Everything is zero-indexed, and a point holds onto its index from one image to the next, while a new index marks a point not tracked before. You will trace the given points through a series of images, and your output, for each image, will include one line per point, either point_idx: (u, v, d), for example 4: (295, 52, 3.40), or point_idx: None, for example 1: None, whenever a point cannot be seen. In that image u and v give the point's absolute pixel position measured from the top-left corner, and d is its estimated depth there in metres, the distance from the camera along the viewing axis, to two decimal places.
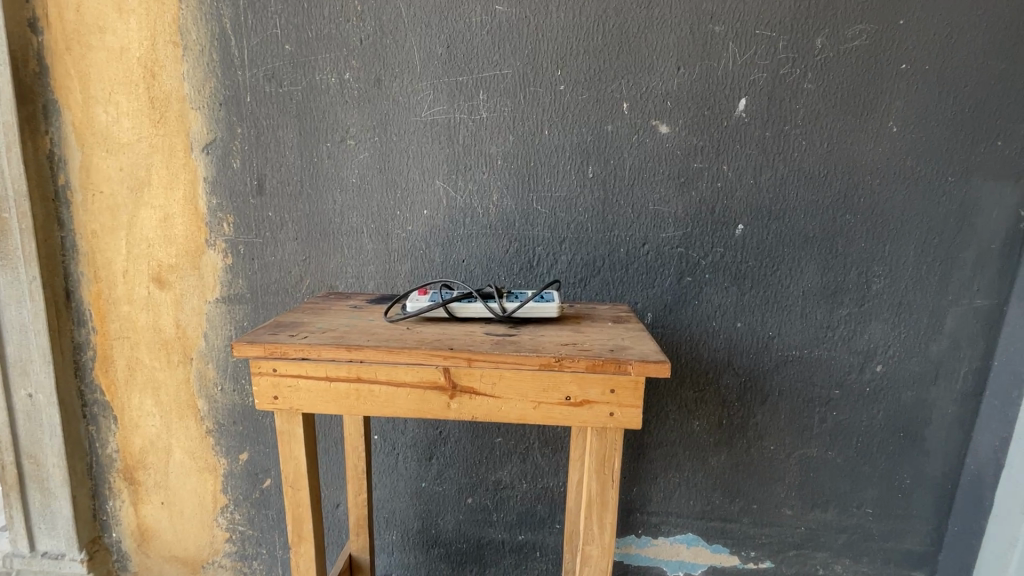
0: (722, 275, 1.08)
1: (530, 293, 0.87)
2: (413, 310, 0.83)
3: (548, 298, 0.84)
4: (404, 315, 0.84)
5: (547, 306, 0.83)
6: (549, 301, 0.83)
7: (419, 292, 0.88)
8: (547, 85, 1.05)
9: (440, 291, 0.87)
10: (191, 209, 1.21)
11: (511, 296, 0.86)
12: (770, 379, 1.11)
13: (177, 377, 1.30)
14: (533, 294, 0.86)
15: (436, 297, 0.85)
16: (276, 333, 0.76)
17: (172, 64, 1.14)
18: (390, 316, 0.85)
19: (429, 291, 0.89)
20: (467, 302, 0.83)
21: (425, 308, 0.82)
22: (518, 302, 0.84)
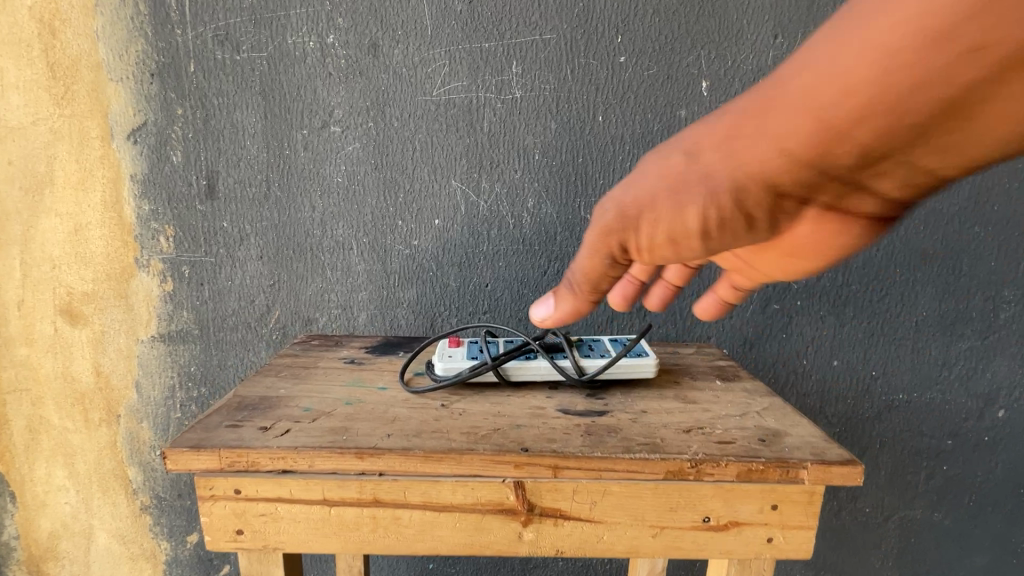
0: (817, 302, 0.86)
1: (611, 344, 0.62)
2: (451, 374, 0.56)
3: (640, 352, 0.60)
4: (435, 381, 0.57)
5: (643, 364, 0.58)
6: (643, 356, 0.59)
7: (451, 344, 0.62)
8: (602, 57, 0.80)
9: (482, 342, 0.61)
10: (113, 218, 0.89)
11: (587, 349, 0.61)
12: (872, 428, 0.89)
13: (99, 440, 0.97)
14: (615, 346, 0.62)
15: (479, 353, 0.59)
16: (239, 425, 0.48)
17: (81, 18, 0.82)
18: (415, 384, 0.58)
19: (463, 341, 0.62)
20: (527, 360, 0.58)
21: (468, 370, 0.56)
22: (600, 359, 0.59)
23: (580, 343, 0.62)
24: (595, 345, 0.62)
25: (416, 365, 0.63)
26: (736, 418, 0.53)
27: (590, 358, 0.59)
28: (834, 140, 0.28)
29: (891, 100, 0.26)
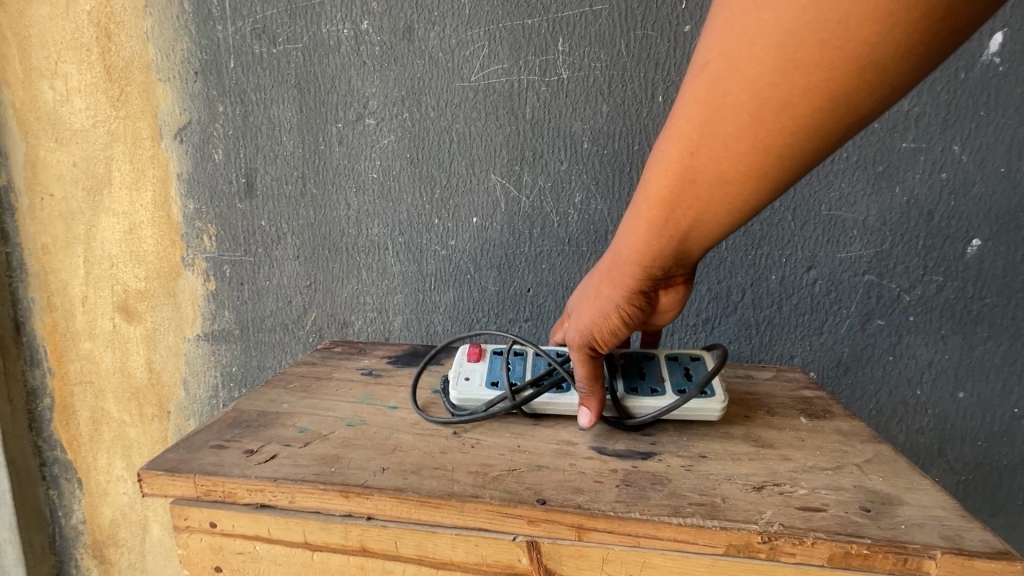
0: (937, 319, 0.69)
1: (668, 373, 0.50)
2: (466, 411, 0.48)
3: (706, 387, 0.48)
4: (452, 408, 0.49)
5: (711, 408, 0.46)
6: (711, 395, 0.47)
7: (472, 358, 0.53)
8: (663, 27, 0.69)
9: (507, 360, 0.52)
10: (162, 217, 0.90)
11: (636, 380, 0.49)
12: (1012, 480, 0.70)
13: (152, 435, 1.00)
14: (672, 376, 0.49)
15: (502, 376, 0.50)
16: (225, 446, 0.43)
17: (133, 19, 0.83)
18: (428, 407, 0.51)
19: (486, 353, 0.53)
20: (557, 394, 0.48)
21: (486, 409, 0.47)
22: (655, 399, 0.47)
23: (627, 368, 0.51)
24: (645, 371, 0.50)
25: (437, 382, 0.56)
26: (829, 474, 0.40)
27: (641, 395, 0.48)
28: (722, 195, 0.33)
29: (731, 159, 0.31)
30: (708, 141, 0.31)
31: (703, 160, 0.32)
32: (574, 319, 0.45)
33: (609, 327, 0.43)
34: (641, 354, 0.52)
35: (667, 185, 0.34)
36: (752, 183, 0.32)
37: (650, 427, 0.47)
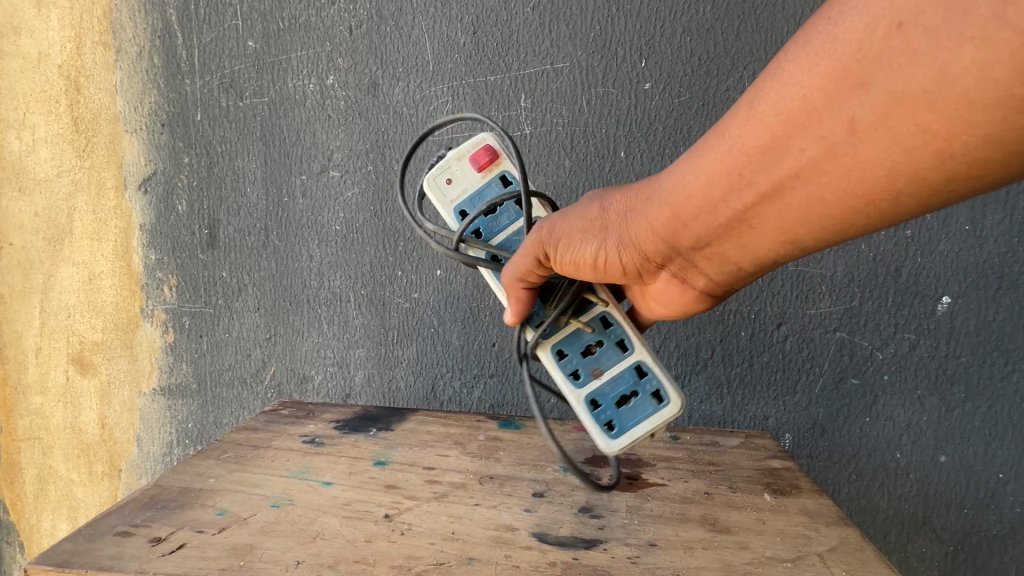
0: (912, 379, 0.66)
1: (610, 380, 0.49)
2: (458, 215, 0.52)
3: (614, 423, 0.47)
4: (436, 183, 0.54)
5: (594, 437, 0.48)
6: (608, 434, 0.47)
7: (475, 165, 0.55)
8: (624, 84, 0.69)
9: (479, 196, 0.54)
10: (122, 268, 0.87)
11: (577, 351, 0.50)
12: (1002, 550, 0.66)
13: (100, 494, 0.94)
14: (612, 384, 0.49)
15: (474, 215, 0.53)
16: (130, 534, 0.42)
17: (102, 73, 0.82)
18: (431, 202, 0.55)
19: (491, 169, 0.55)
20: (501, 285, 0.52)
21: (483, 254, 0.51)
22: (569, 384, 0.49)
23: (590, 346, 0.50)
24: (597, 359, 0.50)
25: (381, 451, 0.53)
26: (787, 567, 0.39)
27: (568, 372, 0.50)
28: (816, 148, 0.33)
29: (846, 111, 0.31)
30: (836, 83, 0.31)
31: (822, 94, 0.32)
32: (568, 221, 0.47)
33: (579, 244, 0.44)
34: (622, 341, 0.50)
35: (772, 122, 0.34)
36: (849, 145, 0.32)
37: (601, 507, 0.46)
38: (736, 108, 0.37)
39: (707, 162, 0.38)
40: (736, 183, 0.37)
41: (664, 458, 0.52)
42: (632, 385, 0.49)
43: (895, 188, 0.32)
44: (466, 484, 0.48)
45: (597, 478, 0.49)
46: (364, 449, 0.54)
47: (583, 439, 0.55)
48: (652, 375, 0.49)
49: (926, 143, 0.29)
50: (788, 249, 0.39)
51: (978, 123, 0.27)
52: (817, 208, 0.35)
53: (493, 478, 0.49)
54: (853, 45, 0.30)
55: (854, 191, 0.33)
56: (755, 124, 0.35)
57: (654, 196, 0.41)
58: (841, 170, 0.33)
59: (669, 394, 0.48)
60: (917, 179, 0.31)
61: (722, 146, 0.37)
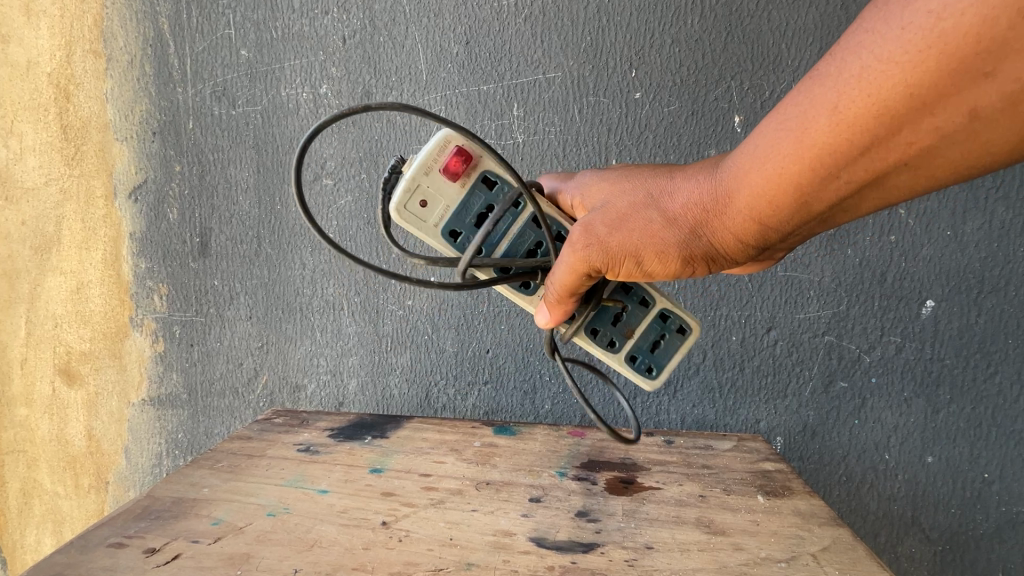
0: (899, 381, 0.68)
1: (641, 334, 0.52)
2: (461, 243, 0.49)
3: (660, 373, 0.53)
4: (411, 216, 0.48)
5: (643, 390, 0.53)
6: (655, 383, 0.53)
7: (447, 171, 0.48)
8: (614, 93, 0.70)
9: (465, 209, 0.49)
10: (111, 277, 0.86)
11: (604, 321, 0.52)
12: (988, 549, 0.67)
13: (86, 508, 0.93)
14: (644, 341, 0.53)
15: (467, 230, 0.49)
16: (124, 544, 0.42)
17: (93, 82, 0.82)
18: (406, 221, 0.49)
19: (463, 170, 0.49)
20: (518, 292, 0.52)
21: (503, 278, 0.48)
22: (606, 352, 0.52)
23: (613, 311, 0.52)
24: (623, 320, 0.52)
25: (377, 458, 0.53)
26: (782, 568, 0.40)
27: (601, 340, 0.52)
28: (930, 139, 0.31)
29: (967, 100, 0.29)
30: (955, 76, 0.29)
31: (934, 89, 0.30)
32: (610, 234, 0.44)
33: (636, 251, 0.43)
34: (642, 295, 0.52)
35: (871, 121, 0.32)
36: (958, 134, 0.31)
37: (598, 510, 0.46)
38: (812, 106, 0.34)
39: (793, 169, 0.35)
40: (831, 183, 0.35)
41: (659, 461, 0.53)
42: (662, 330, 0.53)
43: (1004, 154, 0.32)
44: (463, 491, 0.48)
45: (593, 482, 0.50)
46: (360, 456, 0.53)
47: (578, 443, 0.55)
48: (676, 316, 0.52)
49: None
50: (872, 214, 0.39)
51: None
52: (923, 183, 0.34)
53: (490, 484, 0.49)
54: (970, 34, 0.28)
55: (963, 162, 0.33)
56: (852, 127, 0.32)
57: (725, 202, 0.39)
58: (954, 151, 0.32)
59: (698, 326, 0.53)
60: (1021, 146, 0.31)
61: (805, 150, 0.34)
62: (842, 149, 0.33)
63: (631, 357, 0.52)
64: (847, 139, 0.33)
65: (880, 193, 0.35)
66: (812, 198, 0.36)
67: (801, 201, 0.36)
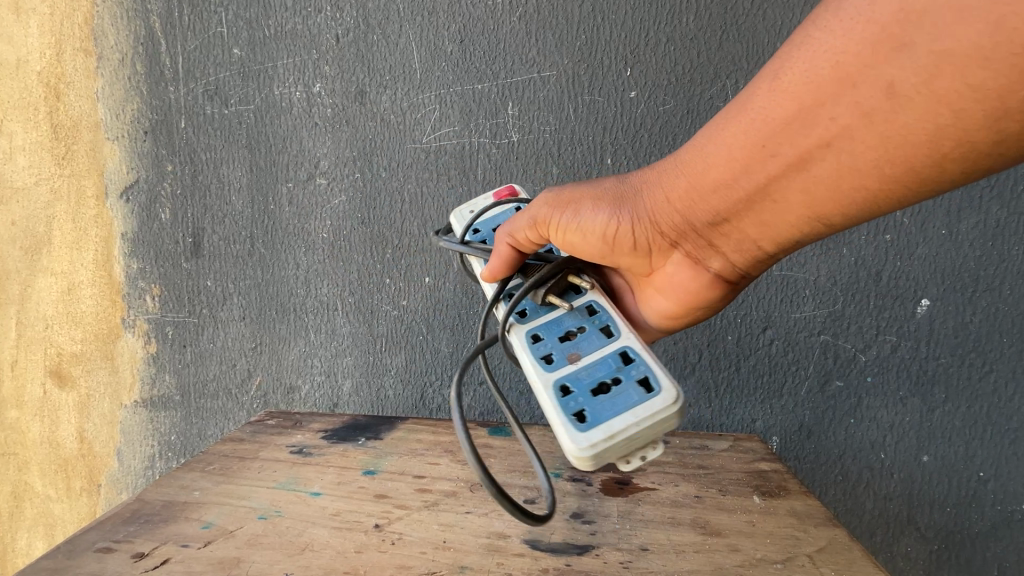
0: (895, 381, 0.67)
1: (588, 366, 0.44)
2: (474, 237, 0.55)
3: (587, 416, 0.40)
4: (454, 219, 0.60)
5: (559, 432, 0.40)
6: (576, 427, 0.39)
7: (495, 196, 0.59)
8: (609, 92, 0.70)
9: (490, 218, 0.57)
10: (102, 278, 0.85)
11: (554, 337, 0.46)
12: (985, 548, 0.67)
13: (78, 511, 0.91)
14: (591, 373, 0.43)
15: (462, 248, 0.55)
16: (113, 549, 0.43)
17: (83, 80, 0.81)
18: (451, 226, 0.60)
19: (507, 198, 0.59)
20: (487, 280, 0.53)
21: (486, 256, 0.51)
22: (539, 368, 0.45)
23: (568, 331, 0.47)
24: (576, 346, 0.46)
25: (370, 459, 0.52)
26: (778, 569, 0.40)
27: (540, 355, 0.45)
28: (850, 117, 0.30)
29: (885, 75, 0.28)
30: (874, 46, 0.28)
31: (857, 57, 0.29)
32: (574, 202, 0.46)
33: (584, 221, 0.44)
34: (608, 328, 0.46)
35: (796, 90, 0.32)
36: (882, 113, 0.29)
37: (593, 512, 0.46)
38: (759, 77, 0.35)
39: (726, 135, 0.36)
40: (755, 154, 0.34)
41: (655, 461, 0.52)
42: (614, 373, 0.43)
43: (943, 154, 0.28)
44: (457, 492, 0.48)
45: (588, 483, 0.49)
46: (353, 458, 0.53)
47: None
48: (641, 364, 0.43)
49: (974, 103, 0.26)
50: (814, 226, 0.36)
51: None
52: (849, 180, 0.32)
53: (485, 485, 0.49)
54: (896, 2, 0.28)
55: (888, 155, 0.30)
56: (780, 94, 0.33)
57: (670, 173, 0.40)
58: (878, 136, 0.30)
59: (660, 382, 0.40)
60: (960, 145, 0.28)
61: (740, 115, 0.35)
62: (767, 117, 0.33)
63: (564, 386, 0.43)
64: (773, 107, 0.33)
65: (803, 181, 0.33)
66: (741, 171, 0.36)
67: (728, 172, 0.36)
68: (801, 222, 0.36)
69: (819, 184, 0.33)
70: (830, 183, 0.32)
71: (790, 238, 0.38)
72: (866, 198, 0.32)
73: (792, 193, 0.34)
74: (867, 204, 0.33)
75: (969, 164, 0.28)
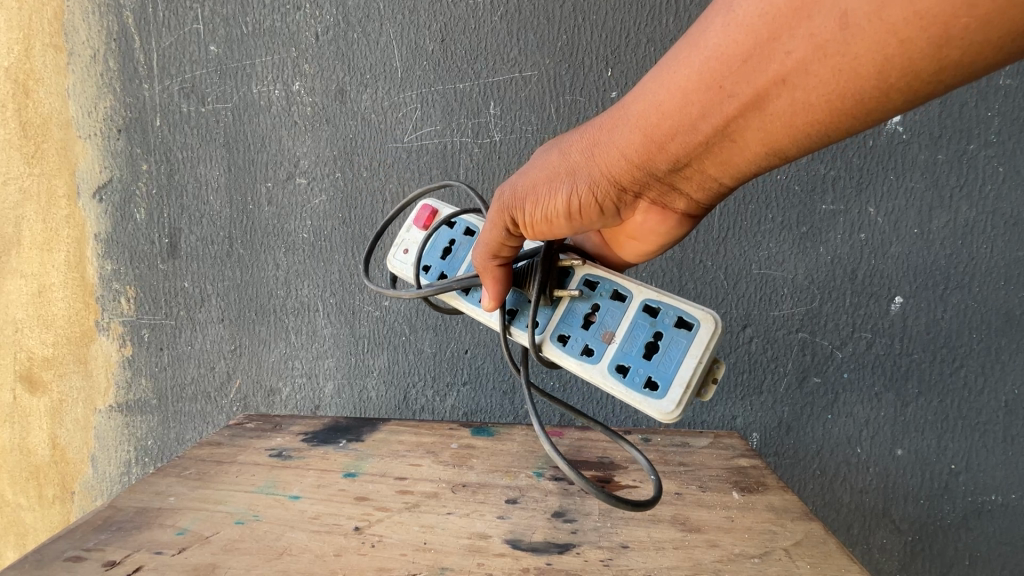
0: (870, 376, 0.69)
1: (626, 339, 0.45)
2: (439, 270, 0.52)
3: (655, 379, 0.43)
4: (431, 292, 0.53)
5: (642, 406, 0.42)
6: (654, 395, 0.42)
7: (418, 224, 0.54)
8: (591, 92, 0.70)
9: (437, 245, 0.53)
10: (75, 279, 0.83)
11: (581, 339, 0.46)
12: (956, 539, 0.69)
13: (51, 519, 0.89)
14: (629, 346, 0.45)
15: (434, 262, 0.53)
16: (84, 558, 0.42)
17: (53, 76, 0.79)
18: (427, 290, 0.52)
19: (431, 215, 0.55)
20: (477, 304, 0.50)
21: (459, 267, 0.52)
22: (586, 364, 0.45)
23: (585, 317, 0.47)
24: (603, 325, 0.46)
25: (351, 462, 0.52)
26: (755, 563, 0.41)
27: (580, 358, 0.45)
28: (805, 55, 0.27)
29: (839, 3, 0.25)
30: None
31: None
32: (519, 180, 0.42)
33: (546, 196, 0.40)
34: (616, 293, 0.47)
35: (760, 18, 0.27)
36: (837, 44, 0.26)
37: (574, 510, 0.46)
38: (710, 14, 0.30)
39: (675, 79, 0.32)
40: (709, 101, 0.31)
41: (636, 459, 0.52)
42: (652, 330, 0.45)
43: (901, 81, 0.25)
44: (439, 493, 0.48)
45: (570, 481, 0.49)
46: (334, 460, 0.52)
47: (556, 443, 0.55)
48: (666, 307, 0.45)
49: (921, 32, 0.23)
50: (770, 161, 0.33)
51: (998, 19, 0.22)
52: (803, 117, 0.29)
53: (466, 486, 0.49)
54: None
55: (842, 94, 0.27)
56: (732, 35, 0.28)
57: (617, 127, 0.36)
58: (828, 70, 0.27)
59: (693, 316, 0.44)
60: (910, 74, 0.25)
61: (689, 56, 0.31)
62: (723, 52, 0.29)
63: (618, 366, 0.44)
64: (732, 40, 0.28)
65: (763, 122, 0.30)
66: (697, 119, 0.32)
67: (685, 119, 0.32)
68: (756, 161, 0.33)
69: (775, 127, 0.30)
70: (786, 121, 0.30)
71: (750, 173, 0.35)
72: (819, 134, 0.30)
73: (750, 133, 0.31)
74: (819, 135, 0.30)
75: (911, 95, 0.26)
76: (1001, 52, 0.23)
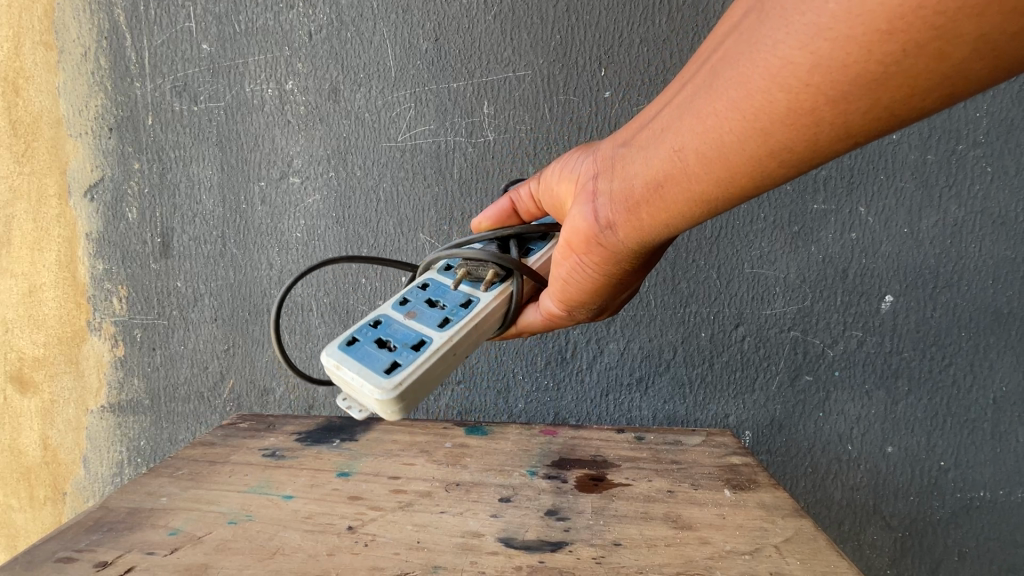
0: (862, 374, 0.70)
1: (404, 325, 0.48)
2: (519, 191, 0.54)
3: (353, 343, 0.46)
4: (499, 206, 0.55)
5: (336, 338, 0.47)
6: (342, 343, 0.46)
7: None
8: (584, 92, 0.71)
9: None
10: (67, 279, 0.82)
11: (421, 297, 0.51)
12: (945, 535, 0.70)
13: (42, 520, 0.88)
14: (398, 333, 0.47)
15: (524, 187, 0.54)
16: (75, 559, 0.41)
17: (44, 75, 0.78)
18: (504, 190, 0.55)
19: None
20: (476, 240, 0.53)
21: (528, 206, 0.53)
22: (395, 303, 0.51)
23: (439, 301, 0.50)
24: (423, 311, 0.49)
25: (344, 461, 0.52)
26: (746, 560, 0.41)
27: (403, 296, 0.51)
28: (730, 38, 0.31)
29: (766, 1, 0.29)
30: None
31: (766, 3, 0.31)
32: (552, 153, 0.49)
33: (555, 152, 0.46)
34: (448, 322, 0.47)
35: (727, 25, 0.33)
36: (750, 26, 0.29)
37: (567, 508, 0.46)
38: None
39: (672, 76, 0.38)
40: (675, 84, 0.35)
41: (630, 457, 0.53)
42: (404, 342, 0.46)
43: (785, 63, 0.27)
44: (432, 492, 0.48)
45: (564, 480, 0.50)
46: (327, 460, 0.52)
47: (550, 442, 0.55)
48: (414, 360, 0.44)
49: (802, 18, 0.26)
50: (676, 160, 0.34)
51: (862, 8, 0.24)
52: (711, 100, 0.31)
53: (460, 485, 0.49)
54: None
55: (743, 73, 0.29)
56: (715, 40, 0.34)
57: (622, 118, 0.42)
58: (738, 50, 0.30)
59: (394, 376, 0.43)
60: (791, 58, 0.27)
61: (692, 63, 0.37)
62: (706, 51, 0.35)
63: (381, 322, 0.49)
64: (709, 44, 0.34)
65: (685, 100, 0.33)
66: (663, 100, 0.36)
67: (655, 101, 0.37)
68: (664, 158, 0.34)
69: (687, 111, 0.32)
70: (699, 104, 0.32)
71: (655, 178, 0.35)
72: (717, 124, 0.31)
73: (673, 112, 0.34)
74: (717, 133, 0.31)
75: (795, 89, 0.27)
76: (866, 54, 0.25)
